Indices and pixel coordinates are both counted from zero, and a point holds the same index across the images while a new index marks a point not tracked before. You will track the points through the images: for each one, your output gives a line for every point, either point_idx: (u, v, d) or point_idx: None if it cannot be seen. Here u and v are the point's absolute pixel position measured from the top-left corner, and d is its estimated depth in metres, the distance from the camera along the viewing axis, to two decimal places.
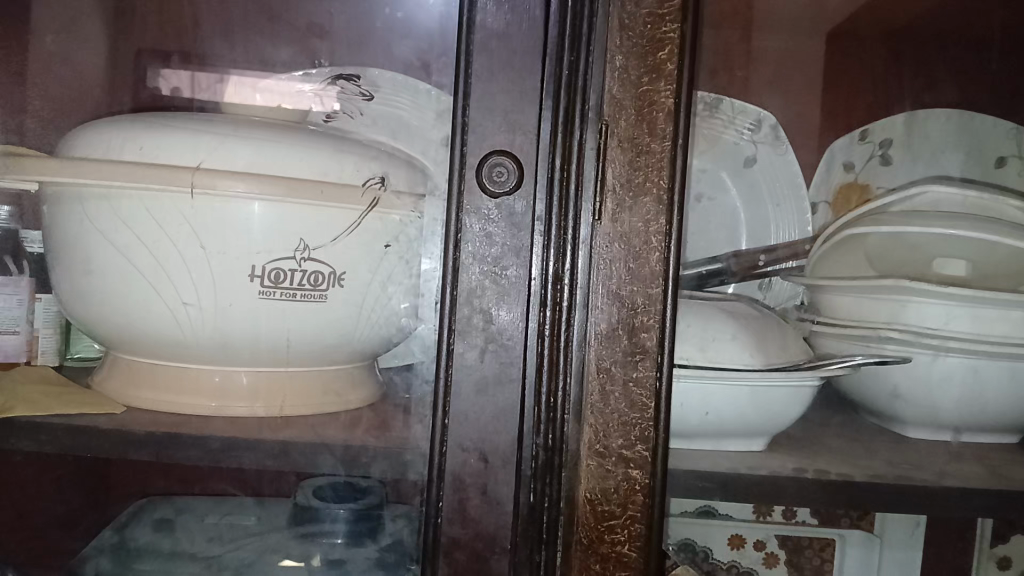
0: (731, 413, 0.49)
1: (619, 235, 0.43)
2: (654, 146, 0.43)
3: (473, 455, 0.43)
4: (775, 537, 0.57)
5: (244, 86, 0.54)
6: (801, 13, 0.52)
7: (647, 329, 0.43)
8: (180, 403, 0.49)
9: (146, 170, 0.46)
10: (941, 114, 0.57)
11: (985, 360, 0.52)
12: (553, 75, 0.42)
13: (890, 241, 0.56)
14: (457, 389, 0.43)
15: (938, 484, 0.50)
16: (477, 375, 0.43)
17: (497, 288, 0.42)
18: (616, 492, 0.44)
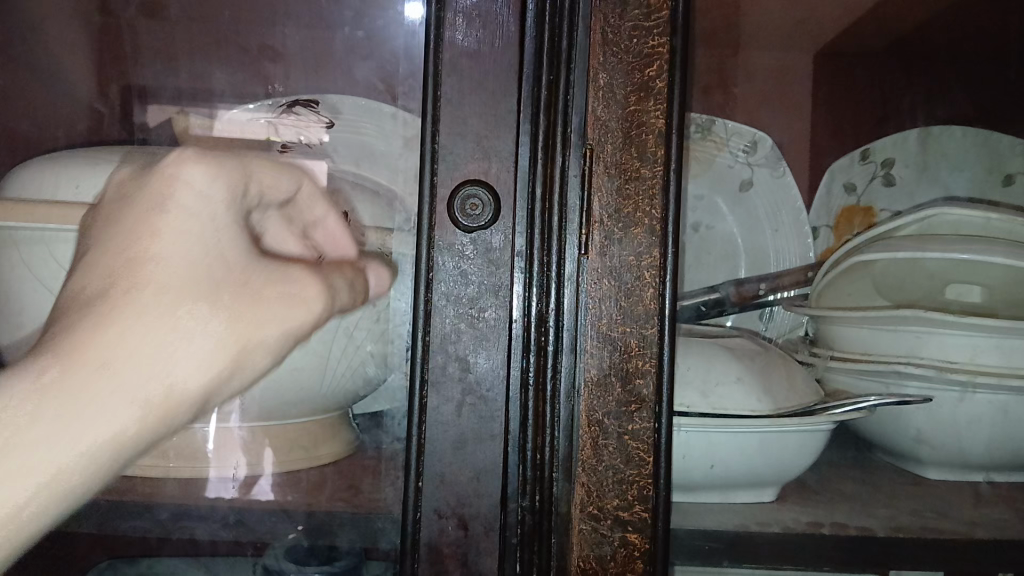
0: (738, 464, 0.44)
1: (608, 271, 0.39)
2: (644, 171, 0.39)
3: (448, 519, 0.38)
4: None
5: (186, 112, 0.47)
6: (794, 29, 0.49)
7: (643, 375, 0.39)
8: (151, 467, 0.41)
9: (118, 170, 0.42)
10: (957, 129, 0.52)
11: (1014, 398, 0.48)
12: (535, 92, 0.38)
13: (905, 267, 0.51)
14: (435, 447, 0.38)
15: (969, 536, 0.47)
16: (451, 429, 0.38)
17: (477, 332, 0.38)
18: (613, 559, 0.39)
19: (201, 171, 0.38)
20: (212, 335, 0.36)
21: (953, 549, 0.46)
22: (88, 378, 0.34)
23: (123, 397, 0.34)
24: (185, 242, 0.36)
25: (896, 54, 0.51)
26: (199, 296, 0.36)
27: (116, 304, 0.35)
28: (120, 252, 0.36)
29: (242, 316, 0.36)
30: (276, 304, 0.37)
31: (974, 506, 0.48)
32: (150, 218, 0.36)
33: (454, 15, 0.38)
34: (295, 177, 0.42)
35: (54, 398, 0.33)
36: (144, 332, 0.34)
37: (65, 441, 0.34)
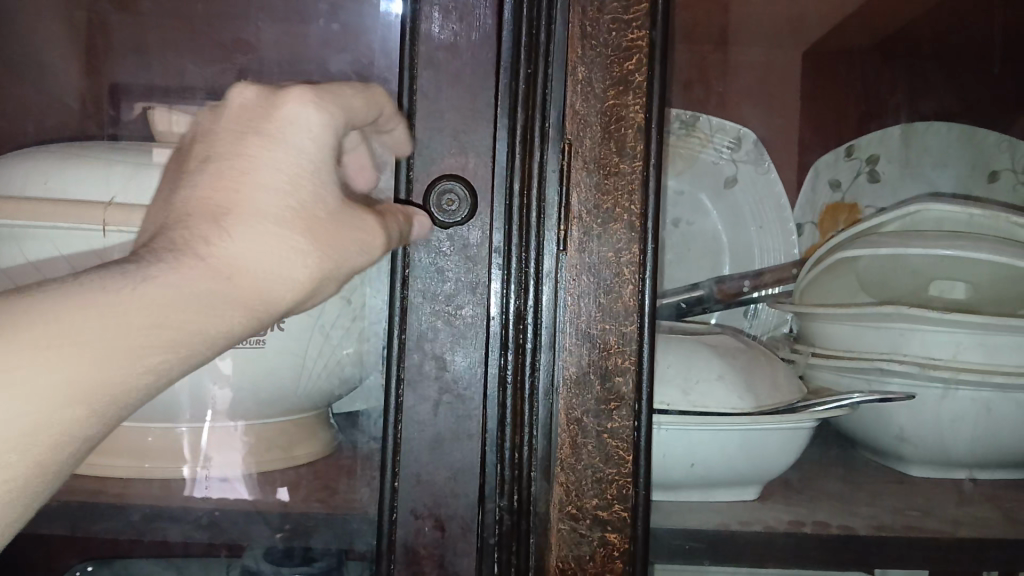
0: (718, 462, 0.44)
1: (586, 268, 0.38)
2: (623, 167, 0.38)
3: (422, 519, 0.38)
4: None
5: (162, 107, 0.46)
6: (777, 24, 0.49)
7: (623, 372, 0.38)
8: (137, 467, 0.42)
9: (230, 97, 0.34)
10: (942, 126, 0.52)
11: (997, 395, 0.48)
12: (512, 84, 0.37)
13: (888, 263, 0.51)
14: (412, 446, 0.38)
15: (951, 534, 0.45)
16: (428, 427, 0.38)
17: (455, 330, 0.37)
18: (592, 559, 0.39)
19: (315, 109, 0.32)
20: (303, 268, 0.30)
21: (939, 549, 0.45)
22: (176, 299, 0.28)
23: (210, 325, 0.29)
24: (286, 180, 0.30)
25: (881, 51, 0.51)
26: (296, 225, 0.30)
27: (212, 229, 0.29)
28: (216, 175, 0.30)
29: (337, 254, 0.31)
30: (358, 241, 0.32)
31: (958, 504, 0.47)
32: (258, 150, 0.31)
33: (430, 7, 0.37)
34: (380, 104, 0.36)
35: (135, 318, 0.27)
36: (236, 260, 0.29)
37: (138, 365, 0.27)
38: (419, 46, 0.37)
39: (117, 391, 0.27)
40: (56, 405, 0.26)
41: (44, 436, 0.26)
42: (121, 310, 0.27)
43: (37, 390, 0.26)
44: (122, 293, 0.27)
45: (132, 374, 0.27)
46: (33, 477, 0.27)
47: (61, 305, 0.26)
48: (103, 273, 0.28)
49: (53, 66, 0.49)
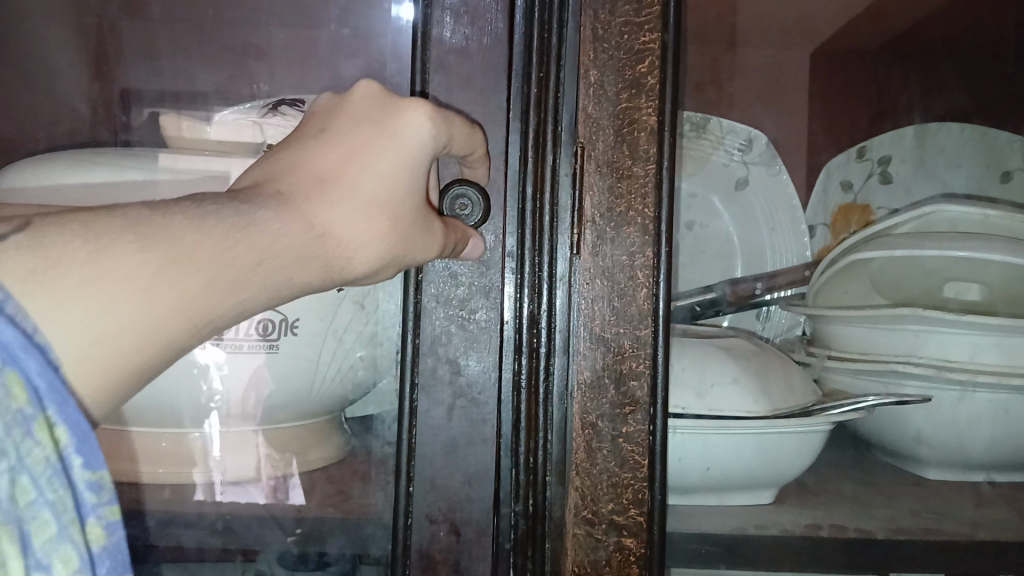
0: (735, 466, 0.44)
1: (600, 271, 0.38)
2: (636, 169, 0.38)
3: (438, 522, 0.38)
4: None
5: (172, 114, 0.47)
6: (788, 25, 0.49)
7: (637, 376, 0.38)
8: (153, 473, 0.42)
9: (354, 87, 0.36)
10: (955, 125, 0.52)
11: (1014, 398, 0.48)
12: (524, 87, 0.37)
13: (901, 263, 0.51)
14: (427, 450, 0.38)
15: (972, 538, 0.45)
16: (442, 430, 0.38)
17: (471, 335, 0.37)
18: (608, 564, 0.38)
19: (427, 118, 0.33)
20: (380, 249, 0.32)
21: (959, 554, 0.44)
22: (278, 243, 0.29)
23: (285, 279, 0.30)
24: (389, 169, 0.32)
25: (891, 51, 0.51)
26: (382, 210, 0.32)
27: (316, 191, 0.31)
28: (328, 147, 0.33)
29: (413, 242, 0.33)
30: (430, 236, 0.34)
31: (976, 507, 0.47)
32: (371, 138, 0.33)
33: (441, 11, 0.37)
34: (474, 144, 0.36)
35: (244, 256, 0.28)
36: (331, 226, 0.31)
37: (233, 298, 0.29)
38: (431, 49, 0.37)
39: (215, 313, 0.29)
40: (166, 315, 0.27)
41: (154, 342, 0.27)
42: (234, 246, 0.28)
43: (160, 298, 0.27)
44: (237, 231, 0.28)
45: (227, 306, 0.29)
46: (130, 370, 0.27)
47: (184, 227, 0.28)
48: (217, 206, 0.29)
49: (59, 73, 0.49)
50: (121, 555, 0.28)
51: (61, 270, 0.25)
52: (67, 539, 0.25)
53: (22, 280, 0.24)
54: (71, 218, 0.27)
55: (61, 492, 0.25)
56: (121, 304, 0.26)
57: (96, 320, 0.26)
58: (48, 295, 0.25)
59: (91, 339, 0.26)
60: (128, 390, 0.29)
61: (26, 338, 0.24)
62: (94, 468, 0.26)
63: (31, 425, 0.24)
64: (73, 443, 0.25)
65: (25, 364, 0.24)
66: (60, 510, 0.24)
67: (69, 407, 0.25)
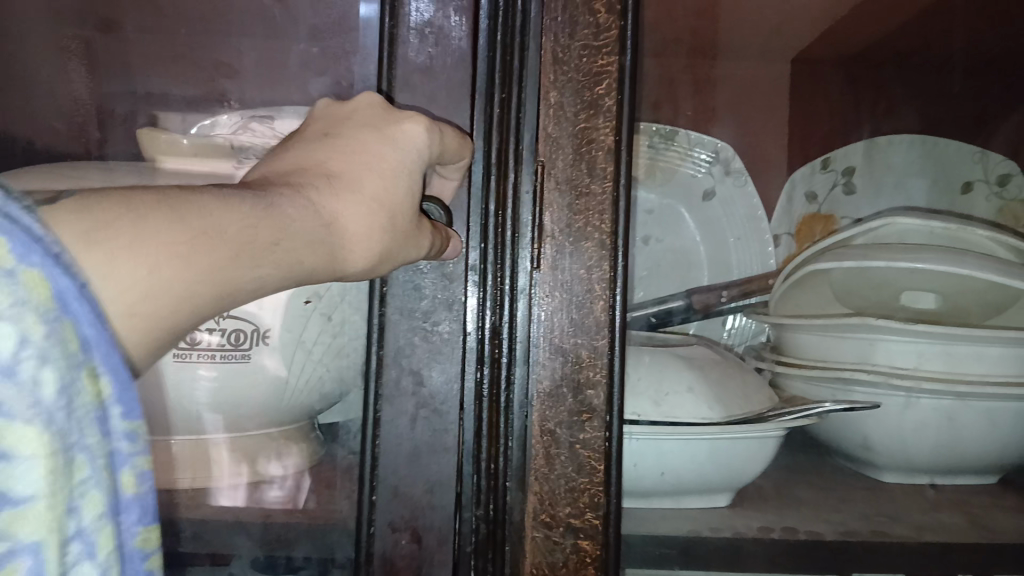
0: (689, 470, 0.46)
1: (559, 284, 0.39)
2: (594, 187, 0.39)
3: (404, 530, 0.39)
4: None
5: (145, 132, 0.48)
6: (743, 44, 0.50)
7: (594, 385, 0.40)
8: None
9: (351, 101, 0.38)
10: (905, 140, 0.54)
11: (957, 406, 0.49)
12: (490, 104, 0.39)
13: (856, 274, 0.52)
14: (399, 451, 0.39)
15: (918, 540, 0.46)
16: (406, 435, 0.39)
17: (431, 344, 0.39)
18: (565, 565, 0.40)
19: (427, 127, 0.36)
20: (378, 245, 0.34)
21: (908, 555, 0.46)
22: (295, 229, 0.31)
23: (298, 262, 0.32)
24: (387, 170, 0.35)
25: (841, 69, 0.53)
26: (382, 209, 0.34)
27: (324, 186, 0.33)
28: (330, 148, 0.35)
29: (414, 236, 0.36)
30: (426, 231, 0.36)
31: (926, 512, 0.48)
32: (371, 142, 0.35)
33: (407, 34, 0.39)
34: (468, 153, 0.38)
35: (264, 232, 0.30)
36: (337, 217, 0.33)
37: (254, 272, 0.30)
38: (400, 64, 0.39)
39: (239, 285, 0.30)
40: (205, 279, 0.28)
41: (191, 303, 0.28)
42: (257, 223, 0.30)
43: (200, 262, 0.28)
44: (259, 212, 0.30)
45: (249, 279, 0.30)
46: (167, 329, 0.28)
47: (217, 203, 0.29)
48: (239, 191, 0.30)
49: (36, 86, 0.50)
50: (149, 503, 0.28)
51: (112, 232, 0.26)
52: (100, 482, 0.25)
53: (78, 240, 0.25)
54: (110, 191, 0.27)
55: (99, 437, 0.25)
56: (170, 266, 0.27)
57: (149, 277, 0.26)
58: (105, 254, 0.25)
59: (141, 297, 0.26)
60: (160, 349, 0.29)
61: (81, 289, 0.24)
62: (132, 419, 0.26)
63: (81, 370, 0.24)
64: (116, 391, 0.25)
65: (81, 314, 0.24)
66: (98, 453, 0.25)
67: (114, 352, 0.25)
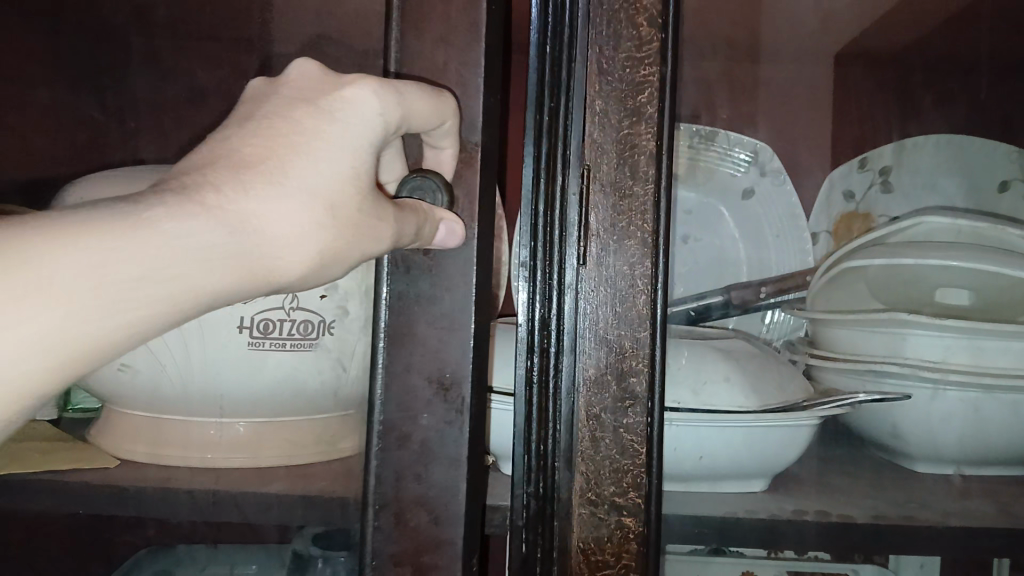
0: (725, 454, 0.48)
1: (604, 280, 0.42)
2: (637, 189, 0.42)
3: (405, 563, 0.38)
4: None
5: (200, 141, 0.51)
6: (775, 48, 0.53)
7: (637, 374, 0.43)
8: (166, 454, 0.52)
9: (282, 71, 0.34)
10: (937, 140, 0.55)
11: (985, 397, 0.52)
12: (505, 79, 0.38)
13: (888, 270, 0.55)
14: (401, 465, 0.38)
15: (942, 525, 0.49)
16: (415, 441, 0.38)
17: (448, 335, 0.37)
18: (609, 540, 0.43)
19: (371, 91, 0.32)
20: (317, 241, 0.30)
21: (935, 538, 0.48)
22: (188, 240, 0.27)
23: (205, 280, 0.28)
24: (323, 149, 0.30)
25: (870, 71, 0.54)
26: (316, 198, 0.30)
27: (231, 184, 0.28)
28: (260, 124, 0.31)
29: (364, 230, 0.32)
30: (375, 222, 0.32)
31: (957, 500, 0.51)
32: (304, 117, 0.31)
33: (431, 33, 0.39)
34: (445, 113, 0.35)
35: (136, 259, 0.26)
36: (250, 216, 0.28)
37: (132, 308, 0.27)
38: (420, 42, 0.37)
39: (113, 330, 0.27)
40: (42, 337, 0.25)
41: (40, 369, 0.26)
42: (116, 251, 0.26)
43: (30, 322, 0.25)
44: (125, 233, 0.26)
45: (128, 319, 0.27)
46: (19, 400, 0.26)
47: (63, 238, 0.25)
48: (105, 207, 0.26)
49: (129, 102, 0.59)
50: None
51: None
52: None
53: None
54: None
55: None
56: None
57: None
58: None
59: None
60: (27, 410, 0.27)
61: None
62: None
63: None
64: None
65: None
66: None
67: None
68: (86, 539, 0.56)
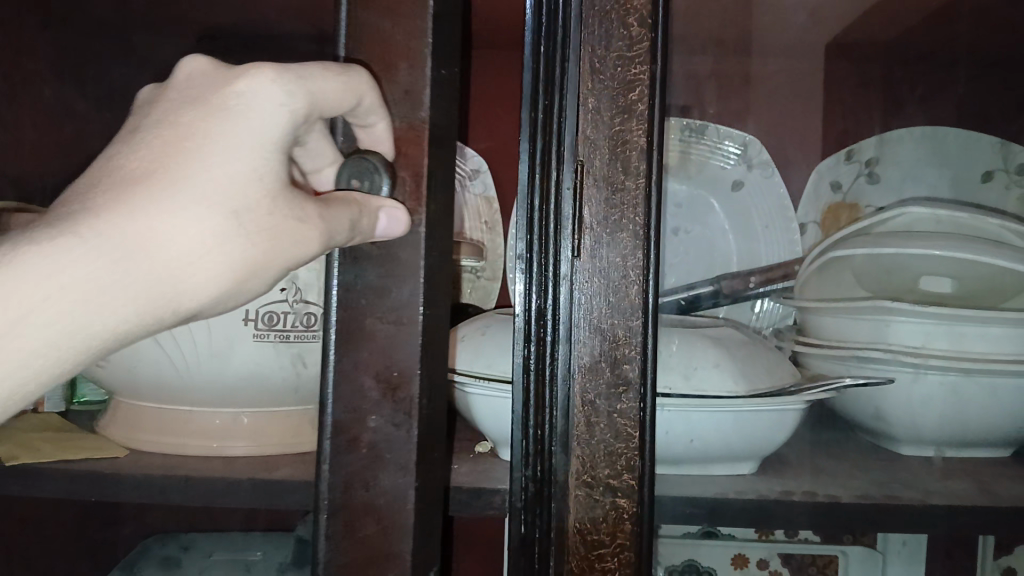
0: (716, 438, 0.50)
1: (598, 271, 0.44)
2: (629, 183, 0.44)
3: (356, 575, 0.38)
4: (777, 555, 0.54)
5: None
6: (765, 44, 0.54)
7: (629, 361, 0.44)
8: (166, 441, 0.55)
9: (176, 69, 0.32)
10: (917, 131, 0.58)
11: (963, 379, 0.53)
12: (449, 57, 0.37)
13: (873, 260, 0.58)
14: (351, 467, 0.37)
15: (925, 503, 0.50)
16: (364, 445, 0.37)
17: (396, 331, 0.37)
18: (604, 521, 0.45)
19: (270, 80, 0.30)
20: (225, 256, 0.29)
21: (918, 515, 0.50)
22: (73, 277, 0.27)
23: (105, 314, 0.28)
24: (220, 156, 0.29)
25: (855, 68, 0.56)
26: (216, 211, 0.29)
27: (111, 206, 0.28)
28: (157, 134, 0.30)
29: (277, 240, 0.30)
30: (292, 230, 0.31)
31: (940, 479, 0.53)
32: (200, 120, 0.29)
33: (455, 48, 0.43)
34: (359, 91, 0.34)
35: (13, 306, 0.26)
36: (142, 243, 0.28)
37: (29, 352, 0.27)
38: (365, 23, 0.36)
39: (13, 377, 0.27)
40: None
41: None
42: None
43: None
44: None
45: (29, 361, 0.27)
46: None
47: None
48: None
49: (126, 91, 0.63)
50: None
51: None
52: None
53: None
54: None
55: None
56: None
57: None
58: None
59: None
60: None
61: None
62: None
63: None
64: None
65: None
66: None
67: None
68: (97, 520, 0.58)
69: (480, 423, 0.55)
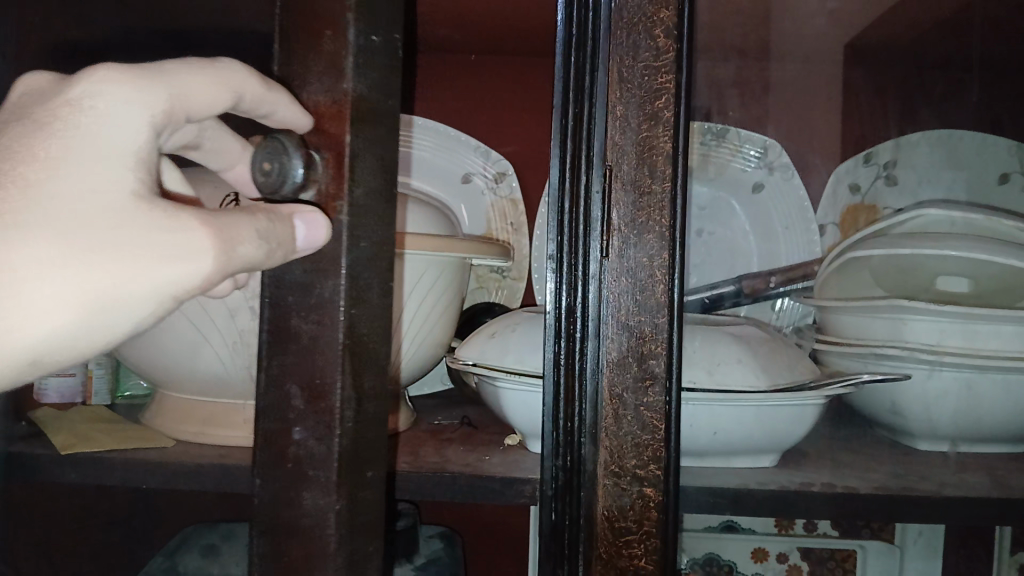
0: (738, 431, 0.52)
1: (625, 270, 0.46)
2: (654, 187, 0.45)
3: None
4: (797, 549, 0.56)
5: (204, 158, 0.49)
6: (787, 51, 0.55)
7: (655, 356, 0.46)
8: (206, 431, 0.59)
9: (14, 91, 0.30)
10: (935, 136, 0.60)
11: (977, 375, 0.55)
12: (382, 23, 0.29)
13: (890, 260, 0.60)
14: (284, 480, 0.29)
15: (939, 494, 0.53)
16: (289, 460, 0.29)
17: (319, 331, 0.29)
18: (632, 509, 0.46)
19: (112, 77, 0.26)
20: (70, 286, 0.26)
21: (933, 507, 0.52)
22: None
23: None
24: (48, 173, 0.26)
25: (871, 76, 0.58)
26: (51, 235, 0.25)
27: None
28: None
29: (131, 260, 0.26)
30: (159, 248, 0.26)
31: (958, 473, 0.55)
32: (29, 139, 0.26)
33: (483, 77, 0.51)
34: (237, 84, 0.29)
35: None
36: None
37: None
38: None
39: None
40: None
41: None
42: None
43: None
44: None
45: None
46: None
47: None
48: None
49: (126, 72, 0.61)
50: None
51: None
52: None
53: None
54: None
55: None
56: None
57: None
58: None
59: None
60: None
61: None
62: None
63: None
64: None
65: None
66: None
67: None
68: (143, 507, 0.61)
69: (510, 413, 0.58)
